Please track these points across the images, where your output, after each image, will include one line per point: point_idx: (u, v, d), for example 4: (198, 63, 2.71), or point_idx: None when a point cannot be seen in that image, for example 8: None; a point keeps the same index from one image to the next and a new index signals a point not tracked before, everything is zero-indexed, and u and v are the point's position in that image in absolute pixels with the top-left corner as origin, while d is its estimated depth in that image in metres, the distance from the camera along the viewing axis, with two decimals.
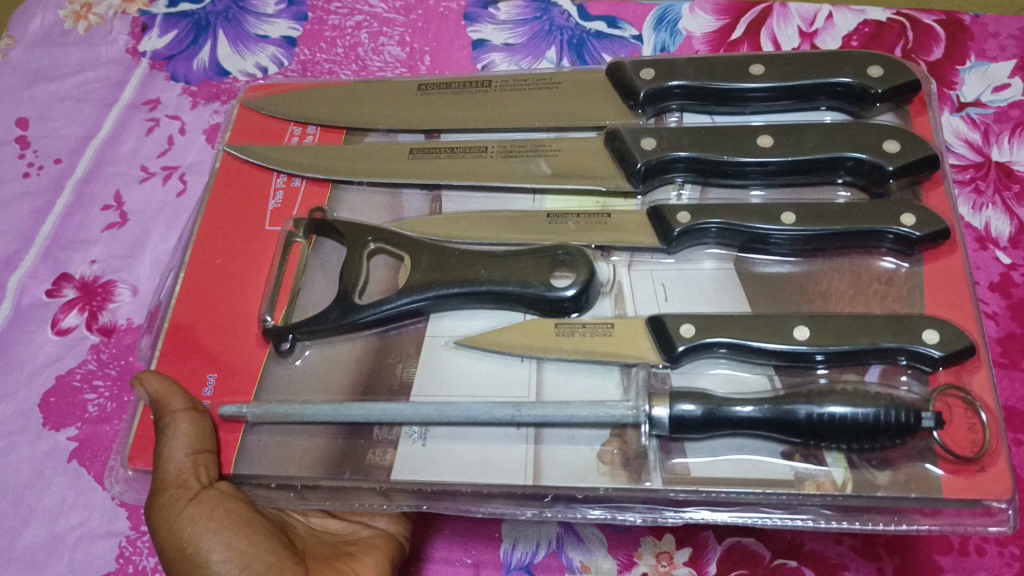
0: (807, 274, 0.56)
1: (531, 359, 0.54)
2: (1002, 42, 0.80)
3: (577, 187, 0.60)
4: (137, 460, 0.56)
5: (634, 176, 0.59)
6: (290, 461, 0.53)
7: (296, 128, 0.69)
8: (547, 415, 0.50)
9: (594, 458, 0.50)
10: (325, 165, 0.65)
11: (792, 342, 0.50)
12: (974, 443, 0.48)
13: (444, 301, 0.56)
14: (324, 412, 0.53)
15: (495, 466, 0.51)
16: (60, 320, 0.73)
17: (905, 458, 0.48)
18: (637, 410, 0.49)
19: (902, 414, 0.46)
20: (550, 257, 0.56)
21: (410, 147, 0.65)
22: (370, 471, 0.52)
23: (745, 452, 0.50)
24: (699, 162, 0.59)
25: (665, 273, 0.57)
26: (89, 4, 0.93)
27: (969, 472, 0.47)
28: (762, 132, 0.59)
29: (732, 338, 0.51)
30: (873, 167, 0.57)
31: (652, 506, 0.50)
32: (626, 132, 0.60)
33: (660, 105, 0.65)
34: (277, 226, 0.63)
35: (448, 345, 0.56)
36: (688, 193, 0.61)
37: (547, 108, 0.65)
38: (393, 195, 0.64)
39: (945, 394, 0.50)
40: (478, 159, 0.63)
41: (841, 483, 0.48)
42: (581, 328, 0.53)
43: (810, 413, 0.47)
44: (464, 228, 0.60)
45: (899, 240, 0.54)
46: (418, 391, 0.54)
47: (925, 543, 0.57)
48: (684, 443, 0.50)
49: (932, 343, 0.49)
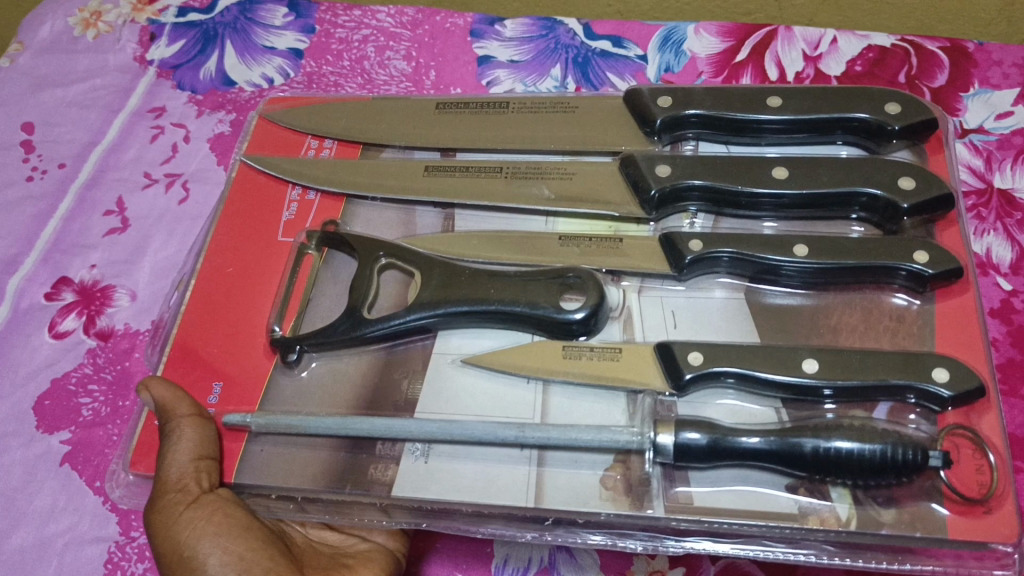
0: (818, 307, 0.55)
1: (537, 382, 0.54)
2: (1006, 69, 0.81)
3: (587, 212, 0.60)
4: (138, 464, 0.56)
5: (647, 203, 0.59)
6: (291, 472, 0.53)
7: (313, 141, 0.69)
8: (550, 438, 0.50)
9: (597, 484, 0.50)
10: (338, 178, 0.65)
11: (801, 375, 0.50)
12: (981, 484, 0.47)
13: (452, 319, 0.56)
14: (328, 425, 0.53)
15: (496, 487, 0.50)
16: (58, 324, 0.72)
17: (912, 497, 0.48)
18: (642, 437, 0.49)
19: (909, 452, 0.46)
20: (559, 280, 0.55)
21: (425, 164, 0.65)
22: (372, 486, 0.51)
23: (749, 483, 0.49)
24: (715, 191, 0.59)
25: (674, 300, 0.57)
26: (99, 13, 0.93)
27: (975, 514, 0.47)
28: (778, 162, 0.59)
29: (742, 369, 0.51)
30: (888, 204, 0.57)
31: (653, 535, 0.50)
32: (641, 158, 0.60)
33: (676, 132, 0.65)
34: (290, 236, 0.63)
35: (455, 362, 0.56)
36: (702, 222, 0.61)
37: (559, 131, 0.65)
38: (407, 211, 0.64)
39: (953, 434, 0.49)
40: (488, 179, 0.63)
41: (845, 519, 0.47)
42: (590, 352, 0.53)
43: (816, 447, 0.47)
44: (474, 247, 0.60)
45: (911, 277, 0.54)
46: (422, 407, 0.54)
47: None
48: (688, 473, 0.50)
49: (942, 382, 0.49)
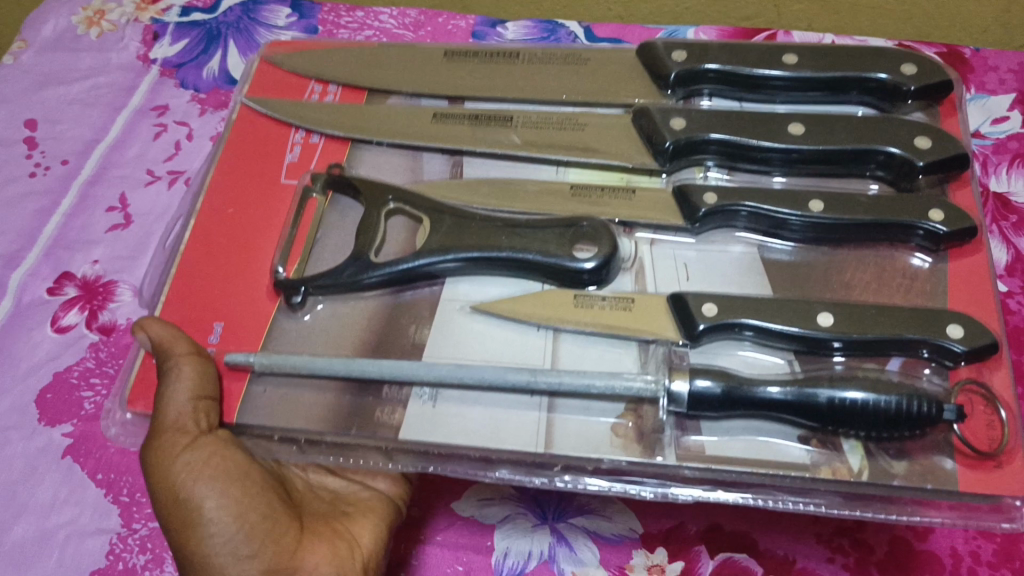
0: (832, 261, 0.55)
1: (547, 330, 0.53)
2: (1002, 75, 0.82)
3: (598, 162, 0.60)
4: (137, 402, 0.54)
5: (660, 154, 0.59)
6: (296, 414, 0.51)
7: (317, 86, 0.69)
8: (563, 382, 0.48)
9: (608, 432, 0.48)
10: (344, 123, 0.64)
11: (816, 328, 0.49)
12: (992, 439, 0.47)
13: (461, 265, 0.55)
14: (334, 366, 0.50)
15: (506, 432, 0.49)
16: (60, 318, 0.71)
17: (924, 450, 0.47)
18: (657, 385, 0.47)
19: (924, 405, 0.45)
20: (573, 228, 0.54)
21: (433, 111, 0.64)
22: (378, 429, 0.50)
23: (759, 434, 0.48)
24: (730, 145, 0.59)
25: (686, 253, 0.56)
26: (103, 11, 0.93)
27: (987, 468, 0.46)
28: (794, 119, 0.59)
29: (757, 321, 0.50)
30: (904, 163, 0.57)
31: (664, 482, 0.48)
32: (656, 111, 0.60)
33: (690, 88, 0.64)
34: (294, 179, 0.62)
35: (464, 309, 0.54)
36: (715, 175, 0.61)
37: (570, 83, 0.65)
38: (413, 157, 0.63)
39: (965, 390, 0.49)
40: (498, 128, 0.63)
41: (857, 470, 0.46)
42: (601, 301, 0.52)
43: (831, 399, 0.46)
44: (484, 194, 0.59)
45: (927, 236, 0.54)
46: (431, 352, 0.52)
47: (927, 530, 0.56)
48: (700, 422, 0.48)
49: (957, 338, 0.48)
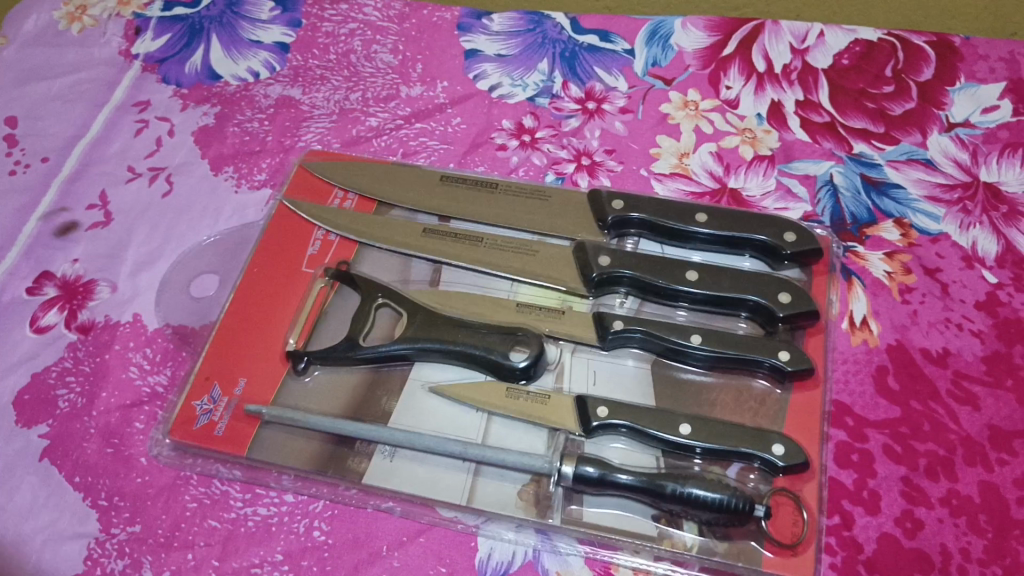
0: (705, 386, 0.61)
1: (484, 412, 0.60)
2: (992, 64, 0.81)
3: (541, 283, 0.66)
4: (177, 431, 0.61)
5: (588, 283, 0.65)
6: (291, 453, 0.59)
7: (339, 193, 0.74)
8: (487, 454, 0.56)
9: (515, 495, 0.56)
10: (357, 228, 0.70)
11: (675, 434, 0.56)
12: (794, 534, 0.54)
13: (430, 353, 0.62)
14: (327, 423, 0.59)
15: (440, 486, 0.57)
16: (39, 318, 0.71)
17: (742, 534, 0.54)
18: (551, 464, 0.56)
19: (741, 502, 0.52)
20: (512, 334, 0.62)
21: (425, 226, 0.70)
22: (346, 473, 0.58)
23: (620, 508, 0.56)
24: (639, 281, 0.65)
25: (600, 361, 0.63)
26: (85, 7, 0.93)
27: (785, 554, 0.53)
28: (690, 265, 0.65)
29: (632, 423, 0.57)
30: (765, 311, 0.62)
31: (525, 526, 0.56)
32: (588, 246, 0.66)
33: (621, 232, 0.70)
34: (312, 269, 0.69)
35: (424, 388, 0.61)
36: (630, 303, 0.66)
37: (532, 214, 0.70)
38: (405, 261, 0.69)
39: (778, 495, 0.55)
40: (483, 249, 0.68)
41: (689, 545, 0.54)
42: (526, 395, 0.59)
43: (675, 490, 0.53)
44: (458, 301, 0.65)
45: (773, 369, 0.60)
46: (396, 419, 0.60)
47: (915, 527, 0.57)
48: (583, 495, 0.56)
49: (778, 454, 0.55)
